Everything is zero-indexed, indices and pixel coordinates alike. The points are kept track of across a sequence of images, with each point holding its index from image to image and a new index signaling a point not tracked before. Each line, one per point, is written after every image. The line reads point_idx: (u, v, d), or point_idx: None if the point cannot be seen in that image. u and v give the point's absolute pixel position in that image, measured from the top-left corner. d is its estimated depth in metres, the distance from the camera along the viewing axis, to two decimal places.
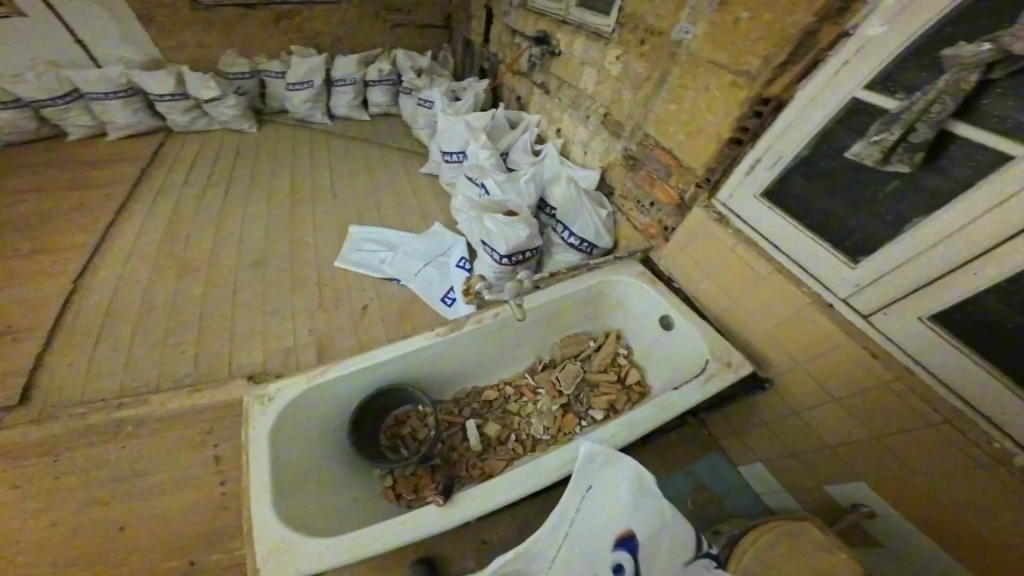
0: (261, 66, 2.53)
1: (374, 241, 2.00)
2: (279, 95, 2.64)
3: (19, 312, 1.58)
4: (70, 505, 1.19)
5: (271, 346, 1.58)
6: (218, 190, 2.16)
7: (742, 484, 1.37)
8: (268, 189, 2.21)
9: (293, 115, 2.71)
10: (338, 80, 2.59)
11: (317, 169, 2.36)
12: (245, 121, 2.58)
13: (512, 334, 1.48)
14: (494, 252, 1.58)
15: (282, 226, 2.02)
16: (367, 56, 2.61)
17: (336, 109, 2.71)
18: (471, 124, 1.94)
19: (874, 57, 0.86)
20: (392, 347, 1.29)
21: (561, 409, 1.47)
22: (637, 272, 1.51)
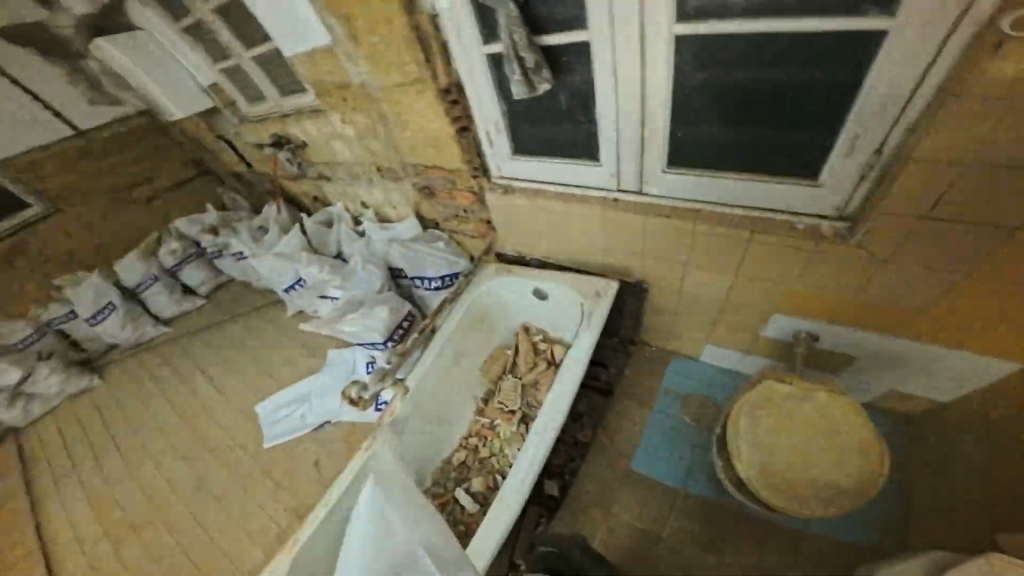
0: (43, 317, 1.97)
1: (285, 403, 1.90)
2: (92, 334, 2.11)
3: None
4: None
5: (260, 549, 1.54)
6: (105, 441, 1.92)
7: (715, 369, 1.39)
8: (150, 423, 1.95)
9: (125, 345, 2.22)
10: (139, 285, 2.15)
11: (187, 364, 2.15)
12: (85, 375, 2.09)
13: (437, 396, 1.45)
14: (377, 344, 1.56)
15: (190, 439, 1.86)
16: (148, 244, 2.19)
17: (163, 312, 2.26)
18: (282, 253, 1.80)
19: (461, 26, 0.95)
20: (337, 486, 1.24)
21: (521, 423, 1.44)
22: (492, 272, 1.51)
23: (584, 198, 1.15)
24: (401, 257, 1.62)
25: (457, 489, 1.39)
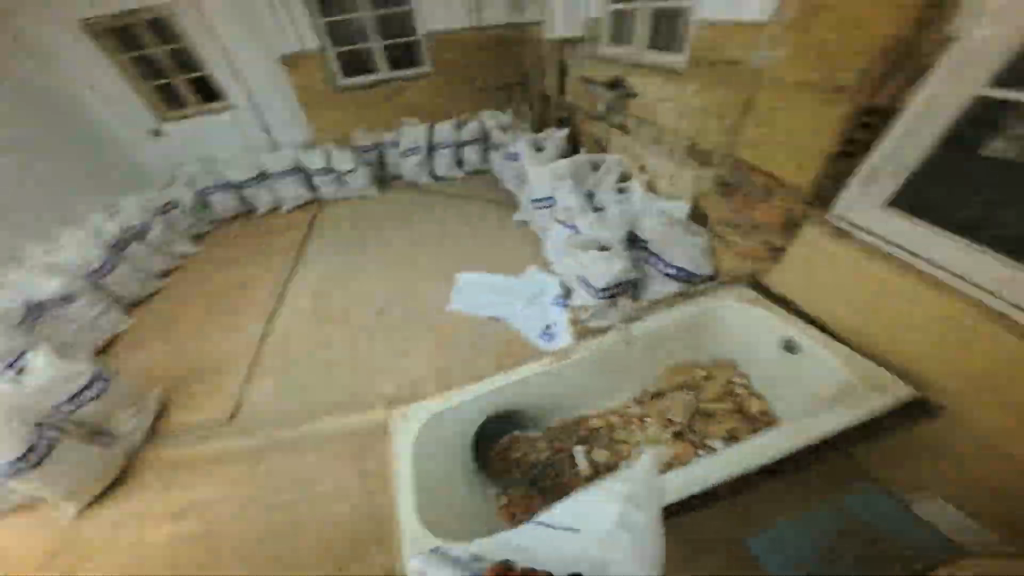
0: (382, 140, 2.87)
1: (478, 284, 2.15)
2: (397, 163, 2.95)
3: (219, 350, 1.95)
4: (247, 526, 1.41)
5: (400, 374, 1.77)
6: (357, 240, 2.53)
7: (917, 523, 1.11)
8: (388, 241, 2.49)
9: (407, 179, 3.02)
10: (438, 144, 2.86)
11: (428, 220, 2.64)
12: (372, 185, 2.92)
13: (614, 364, 1.50)
14: (592, 288, 1.65)
15: (404, 268, 2.29)
16: (459, 121, 2.90)
17: (438, 170, 2.95)
18: (556, 172, 1.99)
19: (970, 68, 0.90)
20: (506, 375, 1.42)
21: (673, 437, 1.45)
22: (745, 296, 1.48)
23: (939, 284, 1.06)
24: (654, 229, 1.63)
25: (578, 448, 1.48)
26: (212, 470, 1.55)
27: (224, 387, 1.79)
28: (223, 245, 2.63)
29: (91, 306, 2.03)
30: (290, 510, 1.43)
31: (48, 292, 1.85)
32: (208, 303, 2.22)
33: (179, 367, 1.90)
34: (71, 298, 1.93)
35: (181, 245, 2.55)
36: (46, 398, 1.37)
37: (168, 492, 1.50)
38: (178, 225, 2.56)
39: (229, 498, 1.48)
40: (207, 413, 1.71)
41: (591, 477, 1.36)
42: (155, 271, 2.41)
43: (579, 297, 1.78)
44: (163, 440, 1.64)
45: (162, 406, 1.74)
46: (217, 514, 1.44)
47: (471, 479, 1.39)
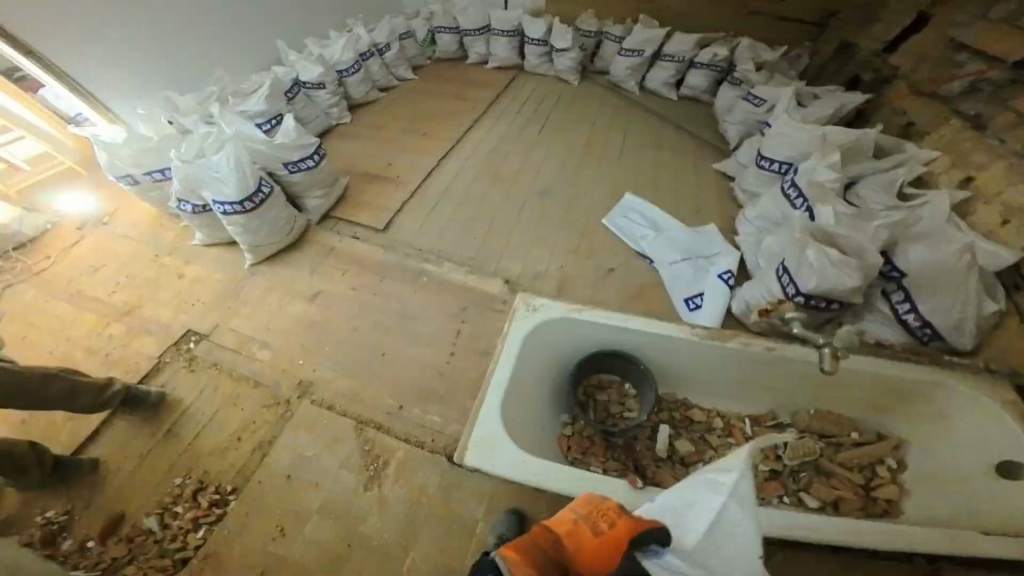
0: (606, 28, 2.54)
1: (643, 215, 1.84)
2: (608, 59, 2.59)
3: (392, 168, 2.06)
4: (364, 326, 1.59)
5: (532, 266, 1.71)
6: (542, 120, 2.36)
7: None
8: (569, 134, 2.27)
9: (607, 81, 2.62)
10: (667, 54, 2.39)
11: (619, 127, 2.30)
12: (573, 74, 2.62)
13: (760, 372, 1.26)
14: (791, 287, 1.30)
15: (577, 166, 2.09)
16: (707, 36, 2.36)
17: (648, 83, 2.50)
18: (828, 136, 1.51)
19: None
20: (644, 322, 1.27)
21: (769, 472, 1.23)
22: (992, 392, 1.09)
23: None
24: (925, 261, 1.19)
25: (662, 424, 1.35)
26: (358, 264, 1.72)
27: (387, 202, 1.90)
28: (432, 80, 2.65)
29: (330, 98, 2.23)
30: (396, 341, 1.57)
31: (311, 75, 2.14)
32: (396, 122, 2.31)
33: (358, 170, 2.04)
34: (321, 87, 2.18)
35: (404, 71, 2.60)
36: (283, 154, 1.69)
37: (319, 271, 1.71)
38: (409, 53, 2.67)
39: (358, 302, 1.64)
40: (364, 217, 1.85)
41: (662, 458, 1.27)
42: (378, 86, 2.50)
43: (760, 285, 1.41)
44: (329, 227, 1.83)
45: (341, 197, 1.92)
46: (348, 314, 1.62)
47: (552, 394, 1.34)
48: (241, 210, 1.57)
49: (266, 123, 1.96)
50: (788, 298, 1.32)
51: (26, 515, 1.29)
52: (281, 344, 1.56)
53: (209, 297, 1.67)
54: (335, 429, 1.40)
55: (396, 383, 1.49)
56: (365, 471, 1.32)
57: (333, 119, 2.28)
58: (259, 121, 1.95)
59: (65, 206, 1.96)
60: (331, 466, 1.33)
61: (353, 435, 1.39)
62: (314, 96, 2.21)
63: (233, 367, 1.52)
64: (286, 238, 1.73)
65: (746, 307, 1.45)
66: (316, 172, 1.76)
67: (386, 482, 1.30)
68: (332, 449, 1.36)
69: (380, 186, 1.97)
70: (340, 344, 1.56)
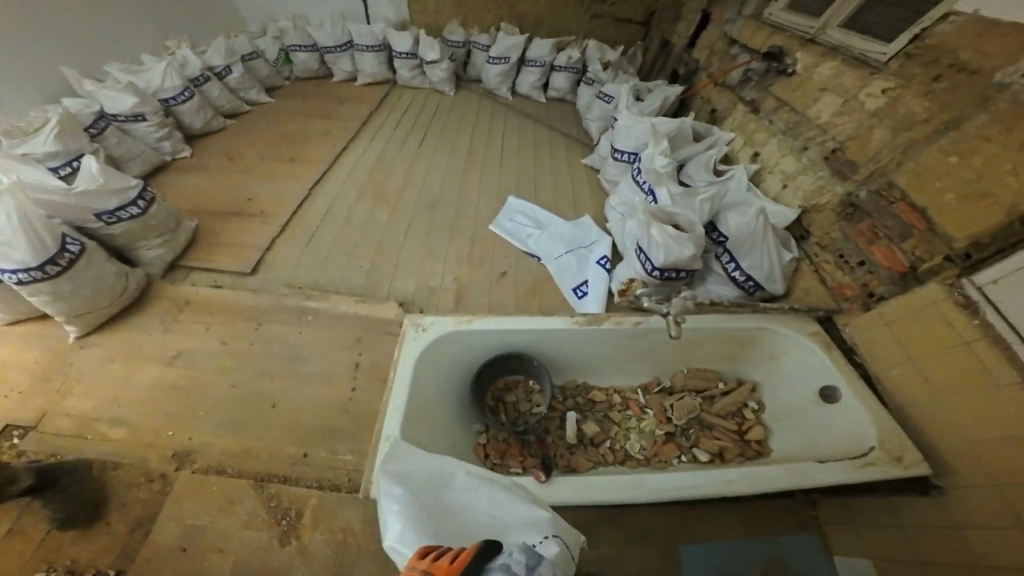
0: (473, 37, 2.61)
1: (527, 215, 1.93)
2: (480, 67, 2.67)
3: (256, 201, 1.90)
4: (244, 377, 1.47)
5: (422, 282, 1.70)
6: (419, 134, 2.34)
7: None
8: (451, 143, 2.30)
9: (483, 87, 2.71)
10: (530, 60, 2.51)
11: (494, 133, 2.38)
12: (448, 84, 2.64)
13: (635, 345, 1.40)
14: (647, 262, 1.45)
15: (457, 176, 2.12)
16: (562, 41, 2.52)
17: (519, 87, 2.63)
18: (657, 127, 1.72)
19: None
20: (532, 320, 1.33)
21: (665, 435, 1.37)
22: (809, 329, 1.30)
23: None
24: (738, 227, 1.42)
25: (570, 412, 1.44)
26: (231, 311, 1.58)
27: (256, 239, 1.76)
28: (296, 100, 2.51)
29: (156, 130, 1.97)
30: (282, 387, 1.46)
31: (121, 108, 1.86)
32: (259, 150, 2.15)
33: (213, 209, 1.86)
34: (140, 118, 1.92)
35: (255, 94, 2.42)
36: (91, 203, 1.46)
37: (176, 328, 1.54)
38: (258, 74, 2.48)
39: (230, 355, 1.50)
40: (225, 262, 1.69)
41: (575, 446, 1.35)
42: (222, 112, 2.29)
43: (626, 267, 1.60)
44: (188, 276, 1.65)
45: (189, 241, 1.74)
46: (220, 370, 1.47)
47: (461, 406, 1.36)
48: (43, 276, 1.31)
49: (62, 167, 1.63)
50: (648, 273, 1.47)
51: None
52: (139, 417, 1.37)
53: (34, 383, 1.40)
54: (225, 492, 1.25)
55: (288, 432, 1.39)
56: (277, 526, 1.20)
57: (165, 154, 2.04)
58: (52, 165, 1.61)
59: None
60: (231, 529, 1.19)
61: (252, 493, 1.26)
62: (133, 130, 1.93)
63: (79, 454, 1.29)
64: (119, 298, 1.50)
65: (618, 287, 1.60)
66: (146, 218, 1.56)
67: (303, 531, 1.19)
68: (224, 514, 1.22)
69: (242, 224, 1.81)
70: (219, 401, 1.42)
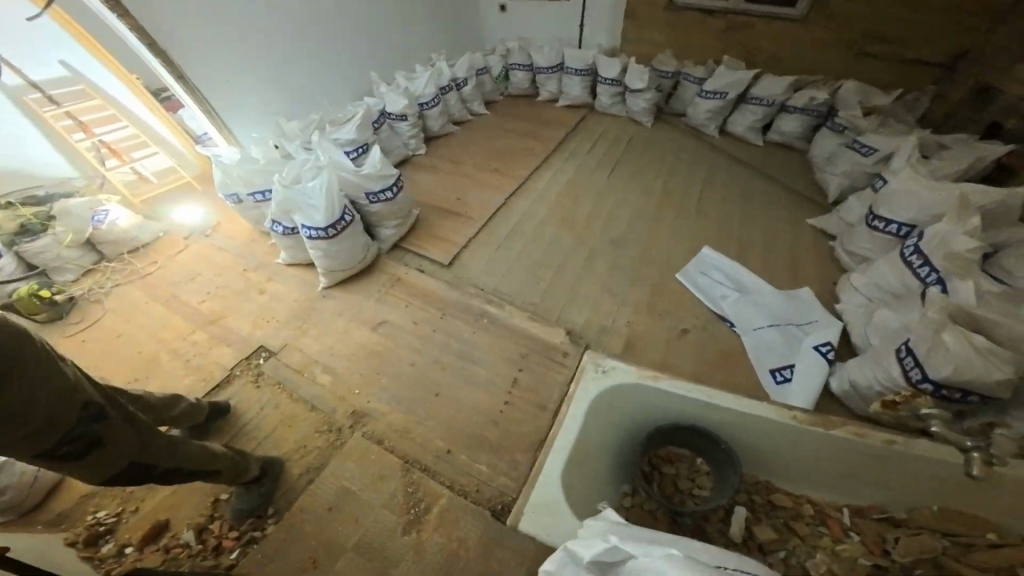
0: (686, 69, 2.46)
1: (724, 273, 1.70)
2: (688, 99, 2.50)
3: (461, 203, 2.08)
4: (420, 360, 1.58)
5: (596, 315, 1.62)
6: (614, 163, 2.30)
7: None
8: (644, 177, 2.19)
9: (685, 121, 2.53)
10: (754, 97, 2.27)
11: (693, 173, 2.20)
12: (645, 114, 2.56)
13: (873, 468, 1.07)
14: (917, 371, 1.11)
15: (650, 212, 2.00)
16: (802, 81, 2.21)
17: (732, 126, 2.39)
18: (964, 197, 1.33)
19: None
20: (734, 399, 1.12)
21: (874, 570, 1.04)
22: None
23: None
24: None
25: (739, 505, 1.18)
26: (430, 299, 1.72)
27: (454, 237, 1.92)
28: (503, 116, 2.71)
29: (410, 129, 2.31)
30: (448, 380, 1.53)
31: (396, 108, 2.22)
32: (469, 157, 2.36)
33: (432, 204, 2.09)
34: (403, 119, 2.27)
35: (477, 106, 2.68)
36: (368, 184, 1.75)
37: (382, 301, 1.74)
38: (484, 88, 2.75)
39: (416, 337, 1.63)
40: (434, 251, 1.86)
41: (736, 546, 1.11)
42: (453, 118, 2.59)
43: (860, 371, 1.26)
44: (396, 257, 1.87)
45: (411, 227, 1.97)
46: (408, 347, 1.61)
47: (616, 468, 1.20)
48: (325, 236, 1.61)
49: (354, 151, 2.01)
50: (913, 386, 1.12)
51: (83, 508, 1.33)
52: (344, 369, 1.58)
53: (285, 316, 1.73)
54: (380, 463, 1.37)
55: (444, 425, 1.45)
56: (406, 513, 1.27)
57: (412, 150, 2.37)
58: (348, 149, 2.00)
59: (182, 218, 2.14)
60: (372, 501, 1.29)
61: (397, 475, 1.34)
62: (396, 128, 2.30)
63: (295, 387, 1.55)
64: (358, 264, 1.77)
65: (850, 387, 1.29)
66: (394, 203, 1.82)
67: (426, 528, 1.23)
68: (373, 485, 1.33)
69: (446, 221, 1.99)
70: (392, 377, 1.55)
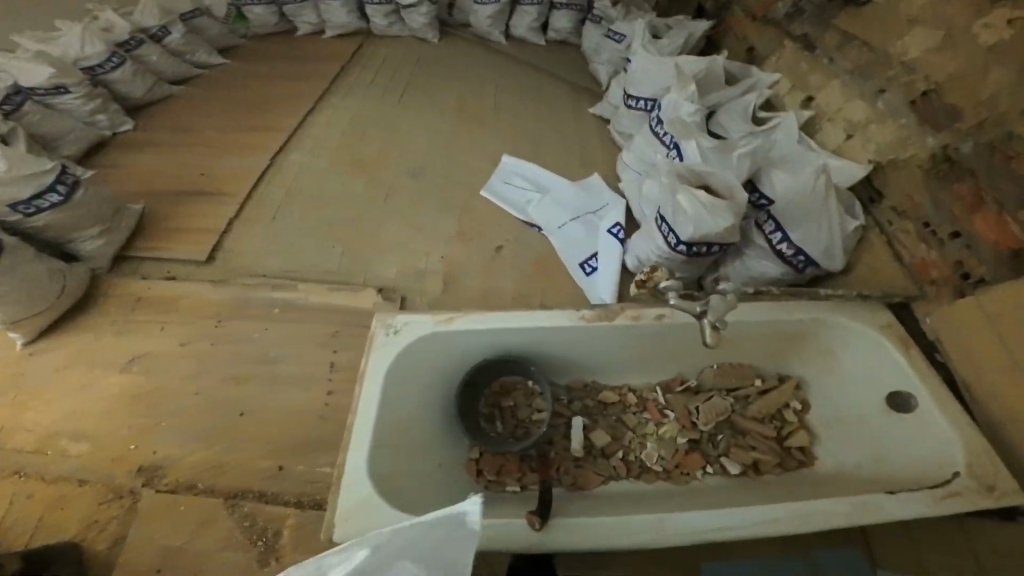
0: None
1: (525, 178, 1.71)
2: (467, 6, 2.29)
3: (215, 178, 1.67)
4: (210, 382, 1.34)
5: (406, 262, 1.49)
6: (399, 91, 2.04)
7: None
8: (433, 101, 1.99)
9: (471, 33, 2.34)
10: None
11: (485, 86, 2.06)
12: (431, 31, 2.29)
13: (660, 343, 1.21)
14: (671, 236, 1.30)
15: (443, 139, 1.83)
16: None
17: (514, 30, 2.26)
18: (683, 68, 1.49)
19: None
20: (529, 315, 1.14)
21: (687, 444, 1.23)
22: (882, 323, 1.16)
23: None
24: (788, 191, 1.25)
25: (576, 417, 1.26)
26: (197, 308, 1.41)
27: (210, 222, 1.55)
28: (256, 57, 2.19)
29: (84, 101, 1.73)
30: (251, 393, 1.32)
31: (40, 79, 1.63)
32: (219, 118, 1.89)
33: (166, 188, 1.66)
34: (62, 90, 1.68)
35: (204, 56, 2.09)
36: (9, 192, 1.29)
37: (135, 329, 1.40)
38: (206, 33, 2.13)
39: (193, 359, 1.36)
40: (179, 247, 1.51)
41: (581, 462, 1.19)
42: (167, 78, 2.01)
43: (639, 247, 1.43)
44: (131, 269, 1.50)
45: (138, 225, 1.55)
46: (183, 374, 1.35)
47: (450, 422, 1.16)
48: None
49: None
50: (674, 250, 1.31)
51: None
52: (104, 429, 1.29)
53: None
54: (197, 511, 1.19)
55: (257, 442, 1.27)
56: (256, 547, 1.13)
57: (105, 129, 1.82)
58: None
59: None
60: (203, 552, 1.13)
61: (224, 513, 1.18)
62: (57, 104, 1.70)
63: (47, 472, 1.23)
64: (56, 299, 1.35)
65: (638, 262, 1.46)
66: (71, 205, 1.38)
67: (284, 553, 1.12)
68: (197, 538, 1.15)
69: (193, 206, 1.60)
70: (182, 413, 1.31)
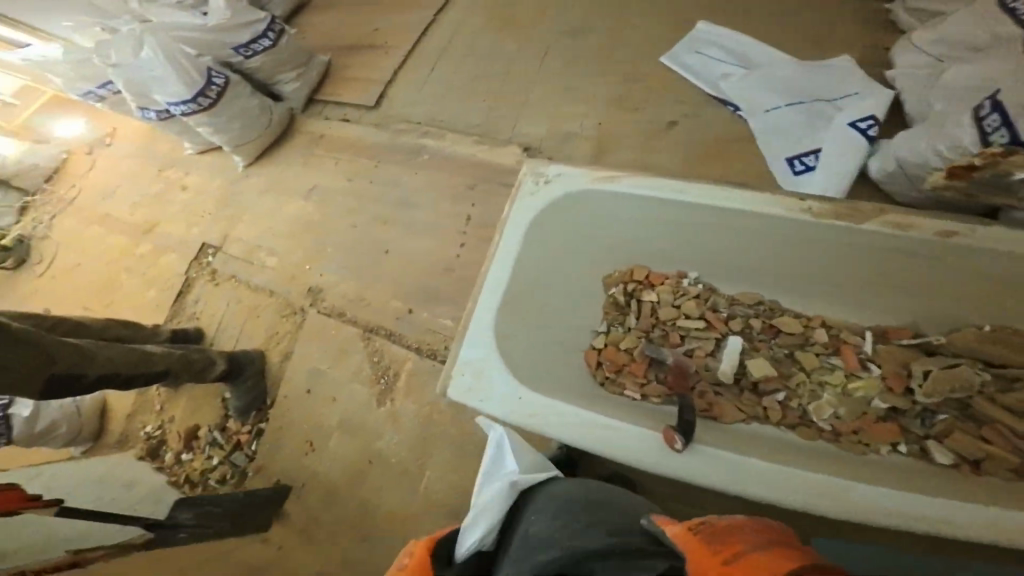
0: None
1: (721, 46, 1.36)
2: None
3: (388, 29, 1.70)
4: (361, 218, 1.48)
5: (554, 127, 1.38)
6: None
7: None
8: None
9: None
10: None
11: None
12: None
13: (904, 270, 0.87)
14: (1003, 133, 0.83)
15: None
16: None
17: None
18: None
19: None
20: (716, 192, 0.90)
21: (881, 411, 0.89)
22: None
23: None
24: None
25: (733, 337, 0.99)
26: (361, 151, 1.55)
27: (376, 72, 1.64)
28: None
29: None
30: (394, 234, 1.42)
31: None
32: None
33: (340, 39, 1.76)
34: None
35: None
36: (229, 36, 1.48)
37: (310, 163, 1.61)
38: None
39: (353, 195, 1.51)
40: (350, 95, 1.63)
41: (724, 393, 0.95)
42: None
43: (913, 146, 0.99)
44: (314, 113, 1.68)
45: (321, 75, 1.70)
46: (342, 210, 1.51)
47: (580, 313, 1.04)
48: (198, 108, 1.47)
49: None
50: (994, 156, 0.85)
51: (134, 427, 1.54)
52: (284, 248, 1.57)
53: (214, 206, 1.72)
54: (341, 338, 1.39)
55: (391, 277, 1.40)
56: (377, 383, 1.32)
57: None
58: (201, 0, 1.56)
59: (61, 132, 2.04)
60: (341, 377, 1.36)
61: (361, 346, 1.37)
62: None
63: (250, 276, 1.59)
64: (265, 131, 1.62)
65: (895, 169, 1.04)
66: (277, 52, 1.55)
67: (397, 394, 1.29)
68: (343, 356, 1.38)
69: (365, 57, 1.68)
70: (340, 240, 1.49)
